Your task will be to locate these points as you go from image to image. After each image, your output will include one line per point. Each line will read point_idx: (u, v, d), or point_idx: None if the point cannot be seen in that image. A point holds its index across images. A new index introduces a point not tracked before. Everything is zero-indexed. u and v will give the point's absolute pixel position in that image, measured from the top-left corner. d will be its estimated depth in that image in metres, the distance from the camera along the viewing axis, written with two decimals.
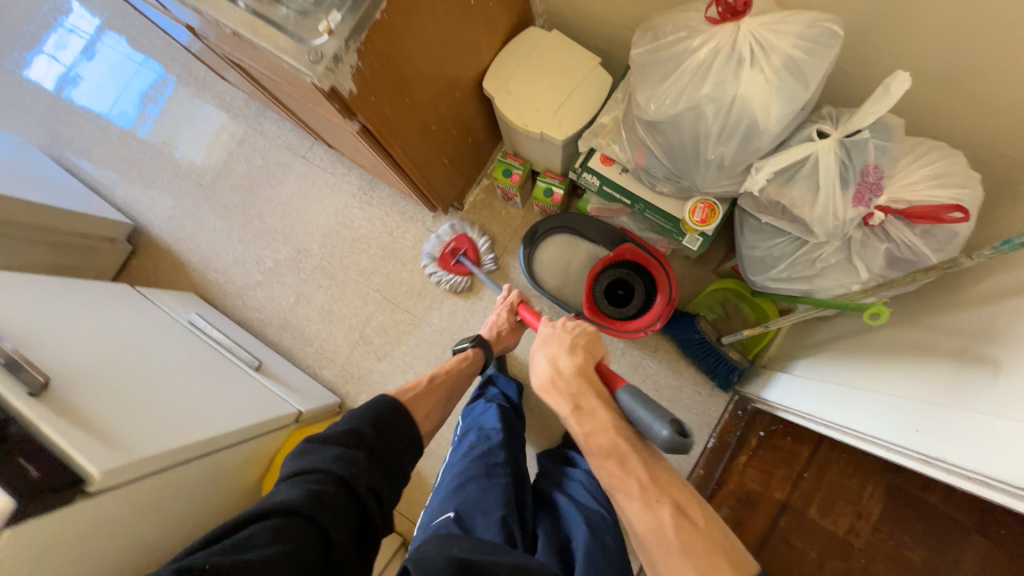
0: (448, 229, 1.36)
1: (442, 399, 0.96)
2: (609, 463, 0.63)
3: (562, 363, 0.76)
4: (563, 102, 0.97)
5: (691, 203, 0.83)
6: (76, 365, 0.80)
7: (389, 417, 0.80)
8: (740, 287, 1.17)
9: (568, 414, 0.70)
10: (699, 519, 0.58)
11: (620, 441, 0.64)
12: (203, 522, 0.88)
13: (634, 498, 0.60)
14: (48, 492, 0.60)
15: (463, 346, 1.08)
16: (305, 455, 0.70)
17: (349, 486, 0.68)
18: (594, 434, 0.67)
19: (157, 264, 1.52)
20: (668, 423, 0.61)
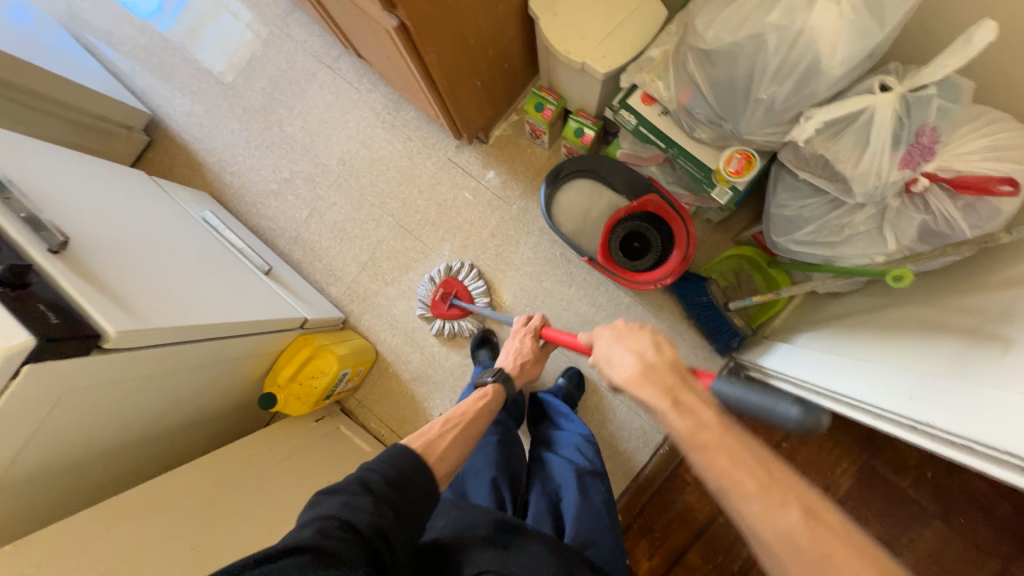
0: (440, 271, 1.32)
1: (465, 441, 0.74)
2: (720, 457, 0.50)
3: (650, 358, 0.61)
4: (611, 32, 0.91)
5: (728, 152, 0.79)
6: (93, 233, 0.80)
7: (412, 462, 0.62)
8: (756, 256, 1.16)
9: (662, 408, 0.55)
10: (832, 520, 0.46)
11: (730, 434, 0.51)
12: (194, 400, 0.92)
13: (752, 497, 0.47)
14: (66, 339, 0.61)
15: (482, 381, 0.89)
16: (310, 504, 0.53)
17: (366, 537, 0.52)
18: (701, 431, 0.52)
19: (173, 160, 1.50)
20: (790, 404, 0.53)
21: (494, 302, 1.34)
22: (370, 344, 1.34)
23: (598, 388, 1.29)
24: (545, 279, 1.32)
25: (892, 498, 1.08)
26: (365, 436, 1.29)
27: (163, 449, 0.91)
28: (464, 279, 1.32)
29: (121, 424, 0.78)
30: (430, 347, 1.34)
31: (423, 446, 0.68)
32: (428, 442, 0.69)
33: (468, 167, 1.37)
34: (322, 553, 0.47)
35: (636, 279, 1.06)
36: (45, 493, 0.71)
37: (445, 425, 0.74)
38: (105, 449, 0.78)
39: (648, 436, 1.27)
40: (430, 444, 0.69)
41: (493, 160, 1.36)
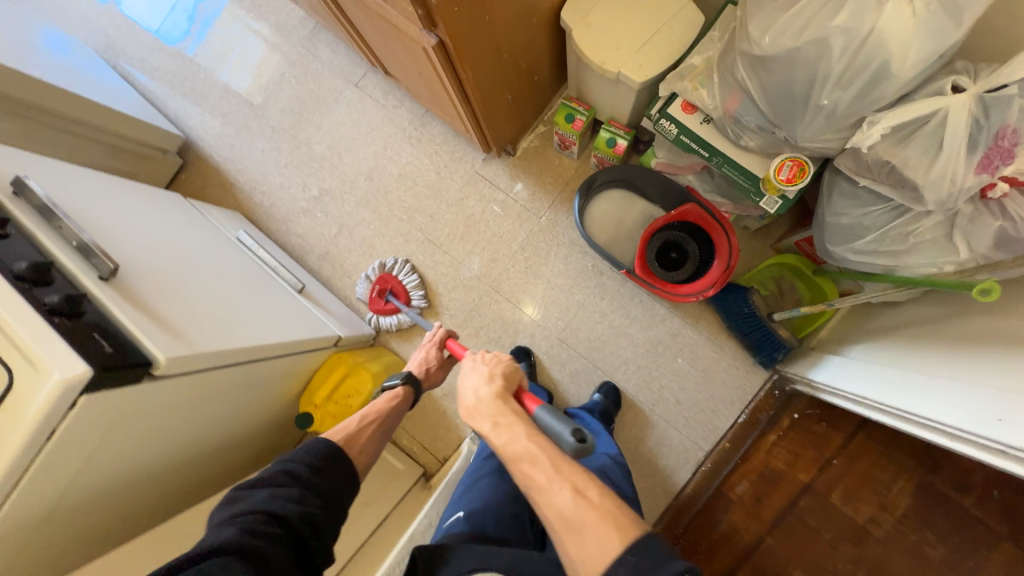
0: (377, 269, 1.35)
1: (382, 438, 0.76)
2: (521, 463, 0.56)
3: (483, 392, 0.65)
4: (648, 40, 0.89)
5: (779, 160, 0.76)
6: (139, 259, 0.81)
7: (333, 452, 0.66)
8: (799, 264, 1.11)
9: (487, 433, 0.61)
10: (594, 496, 0.52)
11: (533, 442, 0.57)
12: (235, 421, 0.92)
13: (546, 490, 0.53)
14: (121, 368, 0.61)
15: (390, 383, 0.85)
16: (234, 501, 0.57)
17: (292, 528, 0.56)
18: (511, 445, 0.58)
19: (205, 181, 1.53)
20: (570, 429, 0.57)
21: (525, 316, 1.31)
22: (401, 361, 1.33)
23: (635, 403, 1.25)
24: (577, 291, 1.30)
25: (952, 518, 0.95)
26: (398, 454, 1.27)
27: (203, 472, 0.91)
28: (402, 276, 1.35)
29: (167, 448, 0.78)
30: None
31: (345, 437, 0.71)
32: (352, 433, 0.72)
33: (495, 180, 1.36)
34: (244, 553, 0.50)
35: (676, 291, 1.03)
36: (91, 519, 0.71)
37: (363, 419, 0.75)
38: (151, 474, 0.78)
39: (690, 453, 1.22)
40: (351, 437, 0.71)
41: (521, 171, 1.35)
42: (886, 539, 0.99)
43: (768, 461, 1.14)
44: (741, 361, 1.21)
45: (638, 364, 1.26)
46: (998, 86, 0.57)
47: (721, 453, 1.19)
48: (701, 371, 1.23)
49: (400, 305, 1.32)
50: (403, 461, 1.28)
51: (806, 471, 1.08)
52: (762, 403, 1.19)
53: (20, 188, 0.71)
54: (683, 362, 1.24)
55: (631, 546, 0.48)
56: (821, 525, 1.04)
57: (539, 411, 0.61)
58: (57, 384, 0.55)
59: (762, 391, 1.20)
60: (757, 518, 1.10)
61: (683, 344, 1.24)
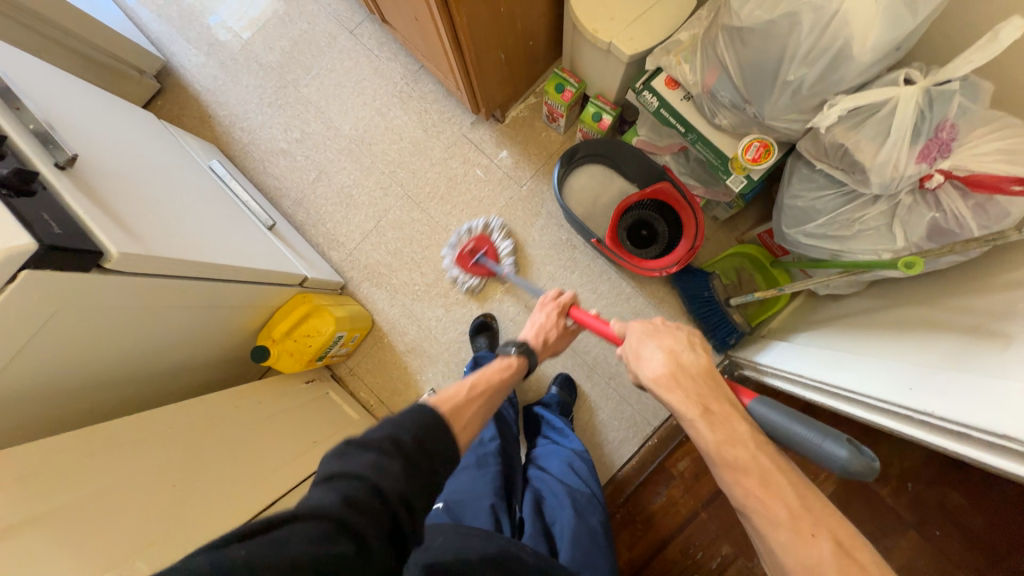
0: (474, 227, 1.31)
1: (488, 410, 0.70)
2: (749, 479, 0.52)
3: (685, 362, 0.63)
4: (642, 14, 0.92)
5: (747, 140, 0.80)
6: (101, 159, 0.79)
7: (439, 422, 0.56)
8: (759, 255, 1.17)
9: (694, 420, 0.57)
10: (861, 555, 0.47)
11: (764, 453, 0.53)
12: (188, 342, 0.90)
13: (782, 525, 0.49)
14: (70, 252, 0.59)
15: (505, 350, 0.88)
16: (342, 457, 0.49)
17: (393, 505, 0.48)
18: (733, 447, 0.54)
19: (181, 109, 1.48)
20: (835, 445, 0.53)
21: (495, 280, 1.33)
22: (367, 312, 1.32)
23: (593, 376, 1.28)
24: (548, 262, 1.32)
25: (871, 509, 1.02)
26: (353, 404, 1.27)
27: (149, 391, 0.88)
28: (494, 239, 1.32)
29: (115, 355, 0.76)
30: (427, 320, 1.33)
31: (452, 408, 0.65)
32: (460, 404, 0.66)
33: (481, 145, 1.37)
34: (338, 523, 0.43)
35: (643, 265, 1.06)
36: (19, 420, 0.67)
37: (472, 389, 0.70)
38: (85, 380, 0.74)
39: (638, 428, 1.25)
40: (458, 408, 0.65)
41: (508, 139, 1.36)
42: None
43: None
44: None
45: (600, 339, 1.29)
46: (942, 81, 0.63)
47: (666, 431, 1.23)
48: None
49: (493, 267, 1.29)
50: (358, 411, 1.27)
51: None
52: None
53: None
54: None
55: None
56: None
57: (775, 409, 0.58)
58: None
59: None
60: (694, 496, 1.17)
61: None
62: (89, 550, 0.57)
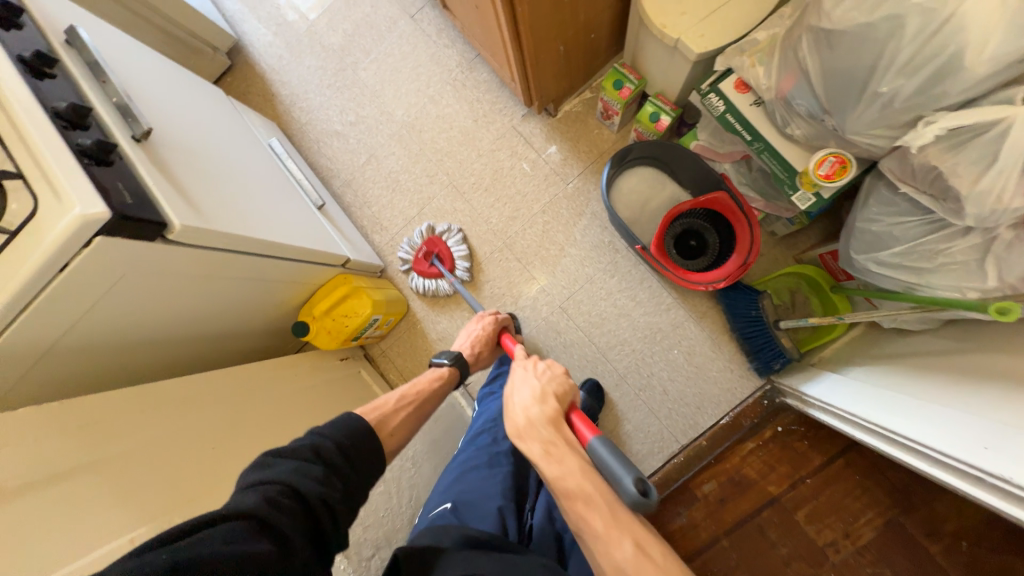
0: (425, 231, 1.33)
1: (417, 417, 0.78)
2: (576, 502, 0.58)
3: (534, 412, 0.69)
4: (716, 10, 0.86)
5: (821, 154, 0.74)
6: (173, 133, 0.83)
7: (361, 432, 0.65)
8: (817, 277, 1.08)
9: (537, 459, 0.64)
10: (656, 555, 0.55)
11: (588, 482, 0.60)
12: (237, 310, 0.95)
13: (598, 534, 0.56)
14: (138, 222, 0.62)
15: (438, 361, 0.92)
16: (260, 468, 0.55)
17: (311, 508, 0.54)
18: (563, 481, 0.60)
19: (248, 85, 1.54)
20: (633, 479, 0.56)
21: (532, 278, 1.31)
22: (404, 297, 1.35)
23: (621, 385, 1.24)
24: (587, 264, 1.29)
25: (913, 562, 0.93)
26: (383, 385, 1.32)
27: (198, 352, 0.94)
28: (448, 240, 1.33)
29: (171, 316, 0.81)
30: (460, 311, 1.34)
31: (377, 418, 0.72)
32: (387, 413, 0.74)
33: (531, 139, 1.34)
34: (260, 522, 0.48)
35: (688, 277, 1.00)
36: (82, 369, 0.74)
37: (400, 401, 0.78)
38: (145, 339, 0.81)
39: (664, 442, 1.22)
40: (384, 418, 0.73)
41: (558, 134, 1.33)
42: (839, 566, 0.98)
43: (739, 467, 1.12)
44: (736, 366, 1.20)
45: (633, 347, 1.25)
46: None
47: (695, 450, 1.17)
48: (694, 367, 1.22)
49: (445, 270, 1.30)
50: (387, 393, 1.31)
51: (777, 484, 1.07)
52: (749, 408, 1.16)
53: (72, 38, 0.74)
54: (678, 355, 1.23)
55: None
56: (779, 539, 1.03)
57: (596, 442, 0.62)
58: (77, 219, 0.57)
59: (752, 398, 1.18)
60: (718, 521, 1.08)
61: (682, 337, 1.23)
62: (132, 502, 0.61)
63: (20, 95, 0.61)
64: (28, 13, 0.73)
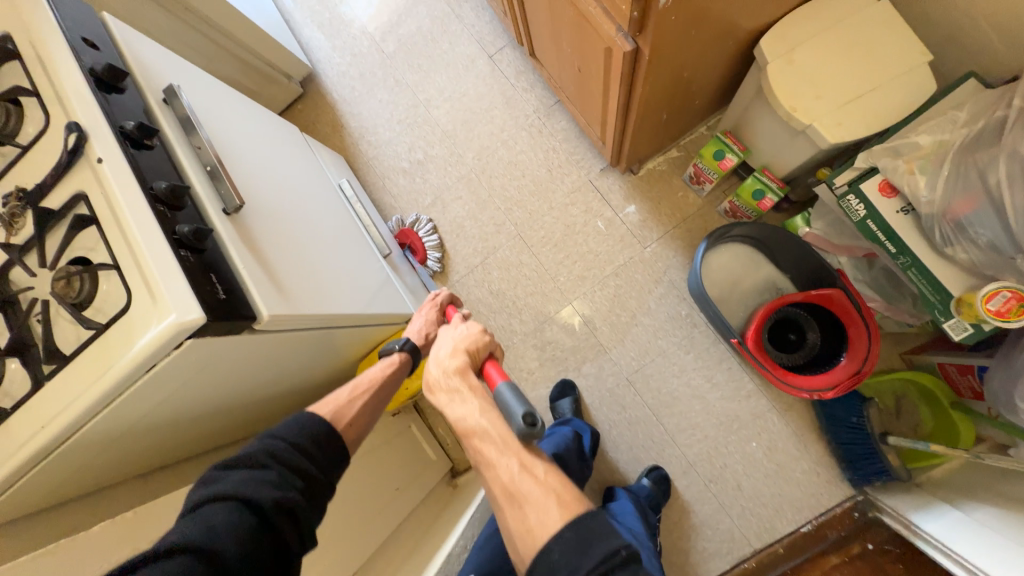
0: (394, 224, 1.37)
1: (376, 407, 0.72)
2: (474, 439, 0.58)
3: (443, 361, 0.66)
4: (859, 98, 0.76)
5: (990, 288, 0.63)
6: (257, 194, 0.79)
7: (322, 430, 0.61)
8: (935, 389, 0.96)
9: (443, 404, 0.63)
10: (539, 473, 0.55)
11: (485, 418, 0.59)
12: (300, 372, 0.91)
13: (492, 464, 0.56)
14: (227, 319, 0.58)
15: (389, 349, 0.80)
16: (208, 483, 0.52)
17: (267, 520, 0.50)
18: (464, 421, 0.60)
19: (318, 114, 1.52)
20: (524, 413, 0.57)
21: (599, 345, 1.23)
22: None
23: (689, 473, 1.14)
24: (661, 336, 1.20)
25: None
26: (432, 442, 1.26)
27: (256, 414, 0.90)
28: (420, 233, 1.36)
29: (242, 389, 0.77)
30: (518, 371, 1.27)
31: (331, 413, 0.66)
32: (339, 407, 0.67)
33: (608, 196, 1.26)
34: (207, 552, 0.45)
35: (789, 380, 0.90)
36: (148, 449, 0.70)
37: (353, 391, 0.70)
38: (214, 412, 0.77)
39: (733, 544, 1.10)
40: (340, 411, 0.67)
41: (639, 194, 1.24)
42: None
43: None
44: (824, 469, 1.07)
45: (706, 434, 1.15)
46: None
47: (770, 557, 1.06)
48: (773, 463, 1.10)
49: (416, 262, 1.32)
50: (436, 451, 1.25)
51: None
52: (835, 519, 1.04)
53: (171, 98, 0.71)
54: (757, 447, 1.11)
55: (569, 522, 0.50)
56: None
57: (499, 386, 0.61)
58: (171, 326, 0.52)
59: (840, 507, 1.05)
60: None
61: (762, 429, 1.12)
62: None
63: (121, 176, 0.57)
64: (131, 73, 0.71)
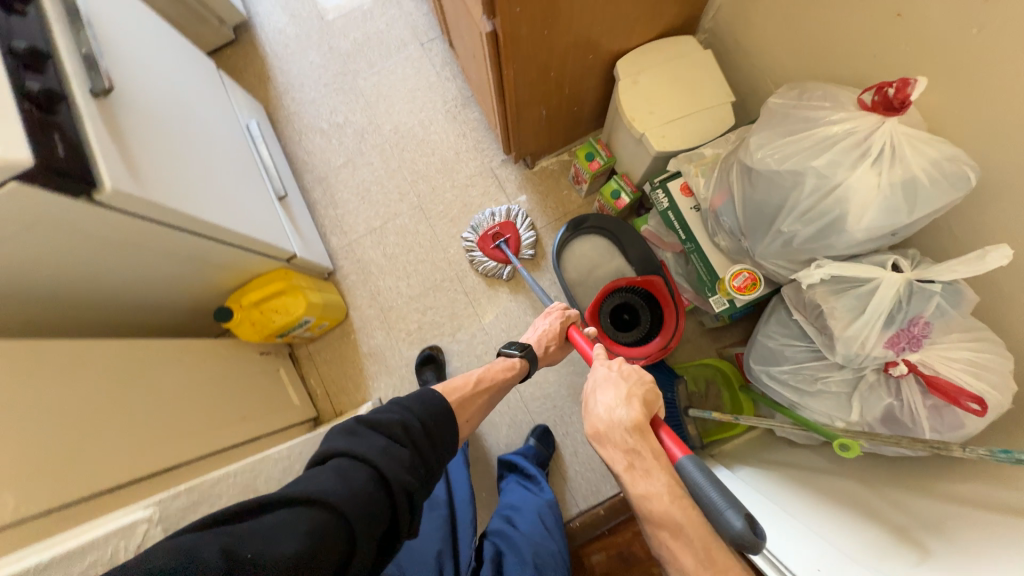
0: (499, 213, 1.35)
1: (489, 402, 0.83)
2: (663, 531, 0.54)
3: (618, 415, 0.62)
4: (678, 118, 0.96)
5: (737, 269, 0.85)
6: (136, 93, 0.82)
7: (442, 413, 0.68)
8: (731, 374, 1.16)
9: (619, 470, 0.60)
10: None
11: (679, 511, 0.54)
12: (158, 281, 0.92)
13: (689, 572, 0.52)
14: (60, 175, 0.61)
15: (509, 349, 0.91)
16: (351, 436, 0.58)
17: (391, 490, 0.55)
18: (650, 503, 0.55)
19: (246, 63, 1.55)
20: (741, 515, 0.49)
21: (474, 314, 1.33)
22: (343, 304, 1.33)
23: None
24: (530, 313, 1.32)
25: None
26: (298, 389, 1.28)
27: (98, 314, 0.89)
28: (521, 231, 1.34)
29: (81, 275, 0.78)
30: (396, 330, 1.34)
31: (457, 399, 0.76)
32: (465, 396, 0.77)
33: (505, 184, 1.40)
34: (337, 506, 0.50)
35: (612, 348, 1.05)
36: None
37: (478, 384, 0.81)
38: (43, 292, 0.76)
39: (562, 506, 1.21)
40: (463, 401, 0.77)
41: (531, 186, 1.39)
42: None
43: (628, 543, 1.12)
44: None
45: (554, 404, 1.27)
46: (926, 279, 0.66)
47: (592, 518, 1.17)
48: None
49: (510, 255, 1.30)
50: (300, 397, 1.27)
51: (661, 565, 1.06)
52: None
53: None
54: None
55: None
56: None
57: (686, 462, 0.56)
58: None
59: None
60: None
61: None
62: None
63: None
64: None
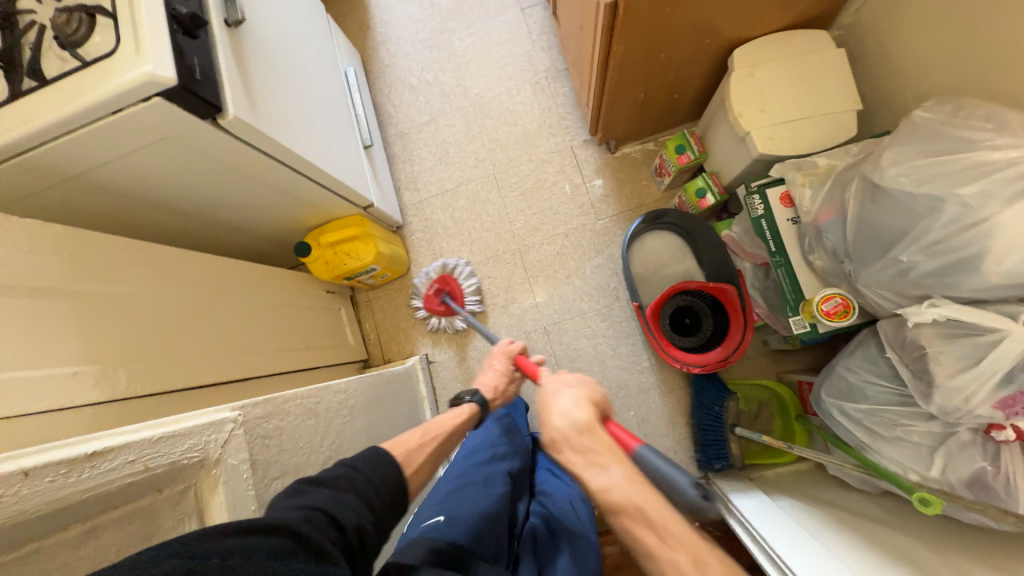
0: (435, 269, 1.33)
1: (441, 456, 0.72)
2: (626, 517, 0.54)
3: (570, 416, 0.63)
4: (791, 120, 0.88)
5: (829, 292, 0.79)
6: (260, 28, 0.86)
7: (389, 464, 0.62)
8: (788, 402, 1.10)
9: (580, 469, 0.60)
10: None
11: (636, 491, 0.54)
12: (253, 209, 0.98)
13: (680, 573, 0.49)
14: (194, 96, 0.66)
15: (460, 401, 0.88)
16: (297, 494, 0.53)
17: (343, 536, 0.52)
18: (613, 493, 0.55)
19: (350, 10, 1.59)
20: (684, 480, 0.57)
21: (529, 291, 1.34)
22: (406, 259, 1.38)
23: None
24: (585, 300, 1.31)
25: None
26: (354, 331, 1.35)
27: (199, 230, 0.97)
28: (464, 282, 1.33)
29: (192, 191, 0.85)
30: None
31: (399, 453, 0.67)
32: (411, 450, 0.68)
33: (582, 165, 1.37)
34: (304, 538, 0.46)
35: (669, 350, 1.02)
36: (89, 203, 0.78)
37: (425, 435, 0.72)
38: (160, 202, 0.84)
39: None
40: (411, 453, 0.67)
41: (608, 171, 1.35)
42: None
43: None
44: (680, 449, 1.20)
45: None
46: None
47: None
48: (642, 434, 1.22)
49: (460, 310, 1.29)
50: (355, 339, 1.34)
51: None
52: None
53: None
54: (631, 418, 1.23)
55: None
56: None
57: (641, 449, 0.60)
58: (146, 74, 0.60)
59: None
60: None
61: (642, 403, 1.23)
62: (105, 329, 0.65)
63: None
64: None
